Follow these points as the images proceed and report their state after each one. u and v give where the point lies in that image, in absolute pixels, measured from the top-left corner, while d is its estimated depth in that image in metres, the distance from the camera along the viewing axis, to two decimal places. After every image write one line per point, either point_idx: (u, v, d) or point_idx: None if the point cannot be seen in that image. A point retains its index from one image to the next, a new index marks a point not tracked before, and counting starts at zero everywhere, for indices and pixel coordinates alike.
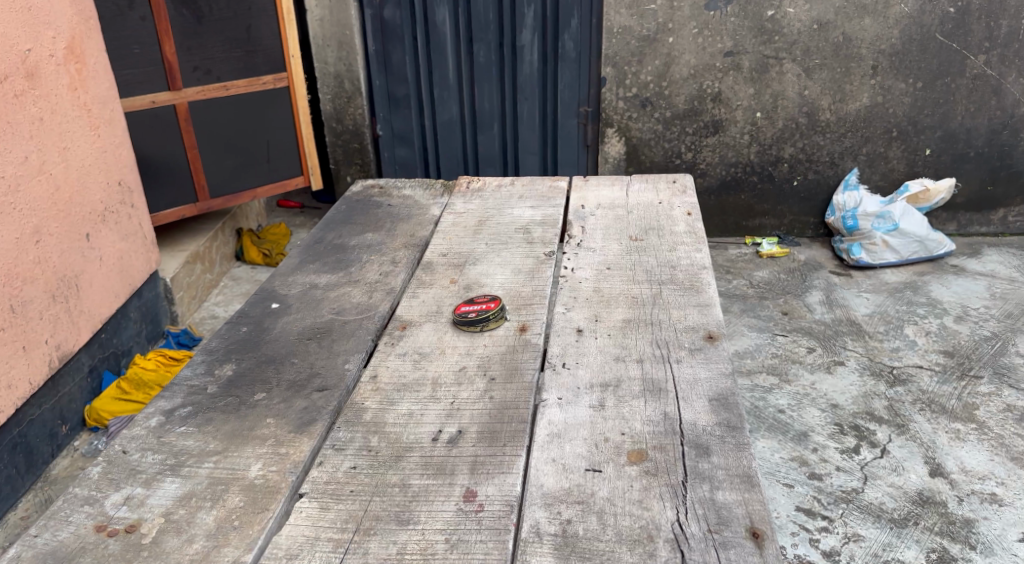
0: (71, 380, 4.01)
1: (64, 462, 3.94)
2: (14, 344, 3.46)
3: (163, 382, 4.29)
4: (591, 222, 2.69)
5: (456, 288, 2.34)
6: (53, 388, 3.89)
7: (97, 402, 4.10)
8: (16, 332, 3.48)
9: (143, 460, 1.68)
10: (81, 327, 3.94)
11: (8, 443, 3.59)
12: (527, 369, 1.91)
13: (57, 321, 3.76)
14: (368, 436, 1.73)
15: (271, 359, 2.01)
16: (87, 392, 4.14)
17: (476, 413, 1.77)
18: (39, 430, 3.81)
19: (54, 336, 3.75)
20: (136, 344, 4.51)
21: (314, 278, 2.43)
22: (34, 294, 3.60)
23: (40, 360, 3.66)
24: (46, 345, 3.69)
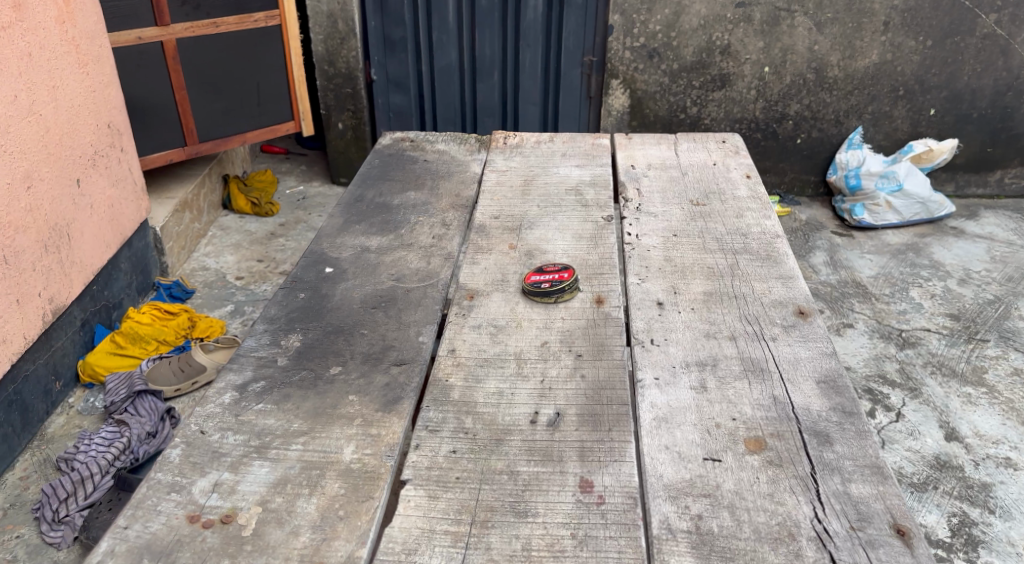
0: (63, 334, 3.83)
1: (60, 420, 3.79)
2: (8, 297, 3.28)
3: (164, 339, 4.13)
4: (646, 183, 2.60)
5: (517, 256, 2.20)
6: (46, 344, 3.71)
7: (91, 357, 3.94)
8: (10, 284, 3.29)
9: (225, 442, 1.58)
10: (73, 279, 3.74)
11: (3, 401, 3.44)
12: (615, 345, 1.83)
13: (50, 273, 3.56)
14: (461, 417, 1.63)
15: (337, 331, 1.89)
16: (81, 347, 3.97)
17: (572, 395, 1.68)
18: (33, 387, 3.64)
19: (47, 289, 3.55)
20: (128, 297, 4.32)
21: (365, 241, 2.24)
22: (27, 244, 3.39)
23: (33, 315, 3.47)
24: (39, 298, 3.50)
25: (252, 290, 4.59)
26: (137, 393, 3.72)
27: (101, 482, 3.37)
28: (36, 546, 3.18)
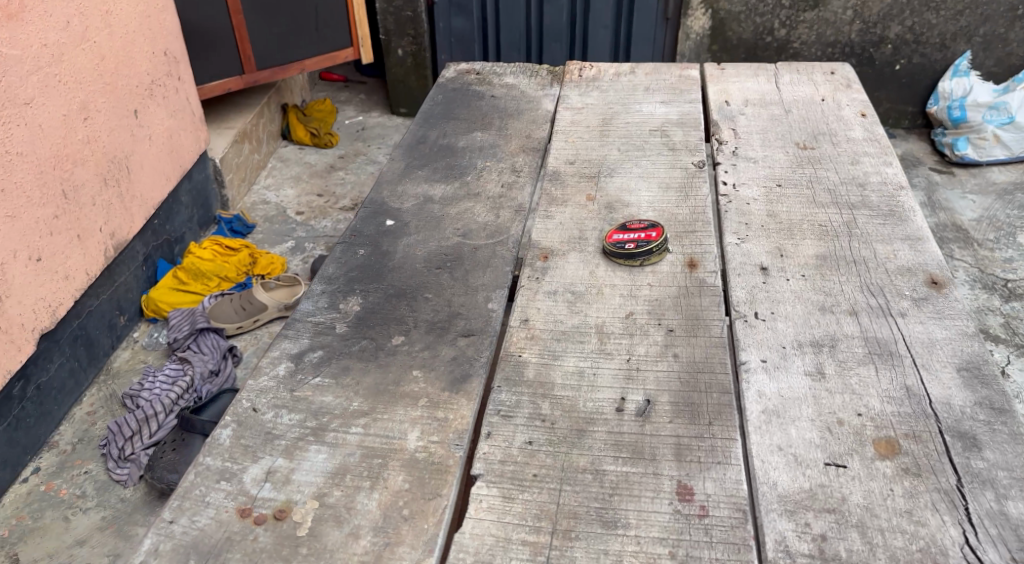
0: (126, 269, 3.77)
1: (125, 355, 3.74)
2: (68, 232, 3.21)
3: (224, 275, 4.05)
4: (743, 122, 2.33)
5: (595, 209, 1.97)
6: (110, 279, 3.67)
7: (154, 292, 3.88)
8: (70, 220, 3.23)
9: (279, 422, 1.41)
10: (134, 213, 3.66)
11: (69, 335, 3.40)
12: (713, 319, 1.61)
13: (111, 208, 3.47)
14: (537, 402, 1.45)
15: (399, 295, 1.71)
16: (144, 281, 3.90)
17: (665, 378, 1.48)
18: (98, 322, 3.60)
19: (108, 223, 3.48)
20: (189, 231, 4.22)
21: (427, 190, 2.05)
22: (86, 177, 3.30)
23: (95, 249, 3.40)
24: (101, 233, 3.42)
25: (312, 226, 4.45)
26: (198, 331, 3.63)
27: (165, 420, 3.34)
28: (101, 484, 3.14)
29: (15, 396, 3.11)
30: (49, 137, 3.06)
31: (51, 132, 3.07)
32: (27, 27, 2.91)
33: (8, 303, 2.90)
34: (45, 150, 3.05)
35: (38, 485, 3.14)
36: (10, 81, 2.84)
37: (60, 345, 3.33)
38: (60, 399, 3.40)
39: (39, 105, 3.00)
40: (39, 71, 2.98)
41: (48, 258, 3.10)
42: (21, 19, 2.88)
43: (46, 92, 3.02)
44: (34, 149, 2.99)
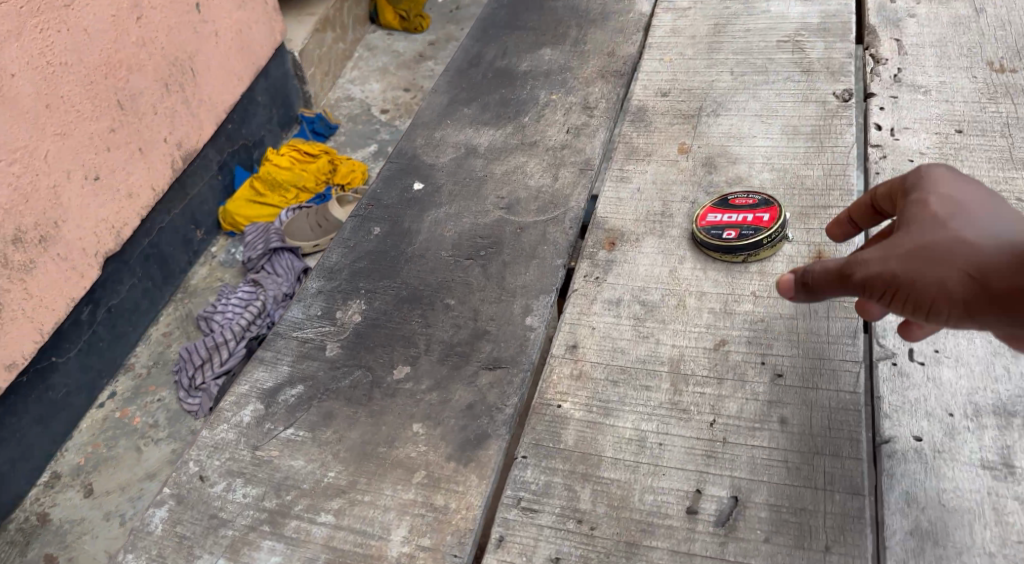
0: (200, 180, 2.88)
1: (202, 272, 2.87)
2: (125, 148, 2.31)
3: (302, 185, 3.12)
4: (913, 28, 1.68)
5: (689, 167, 1.48)
6: (183, 190, 2.79)
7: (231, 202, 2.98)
8: (129, 132, 2.32)
9: (229, 501, 1.06)
10: (206, 123, 2.65)
11: (139, 256, 2.56)
12: (842, 363, 1.13)
13: (178, 116, 2.51)
14: (574, 489, 1.03)
15: (413, 299, 1.30)
16: (220, 192, 3.00)
17: (764, 462, 1.03)
18: (172, 238, 2.74)
19: (174, 134, 2.51)
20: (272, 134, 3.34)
21: (472, 136, 1.61)
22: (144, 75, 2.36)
23: (162, 166, 2.48)
24: (167, 146, 2.48)
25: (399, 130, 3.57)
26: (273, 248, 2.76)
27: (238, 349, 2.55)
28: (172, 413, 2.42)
29: (83, 320, 2.34)
30: (96, 33, 2.17)
31: (98, 21, 2.17)
32: None
33: (64, 231, 2.15)
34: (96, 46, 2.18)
35: (111, 413, 2.42)
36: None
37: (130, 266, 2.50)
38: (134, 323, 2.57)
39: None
40: None
41: (110, 177, 2.27)
42: None
43: None
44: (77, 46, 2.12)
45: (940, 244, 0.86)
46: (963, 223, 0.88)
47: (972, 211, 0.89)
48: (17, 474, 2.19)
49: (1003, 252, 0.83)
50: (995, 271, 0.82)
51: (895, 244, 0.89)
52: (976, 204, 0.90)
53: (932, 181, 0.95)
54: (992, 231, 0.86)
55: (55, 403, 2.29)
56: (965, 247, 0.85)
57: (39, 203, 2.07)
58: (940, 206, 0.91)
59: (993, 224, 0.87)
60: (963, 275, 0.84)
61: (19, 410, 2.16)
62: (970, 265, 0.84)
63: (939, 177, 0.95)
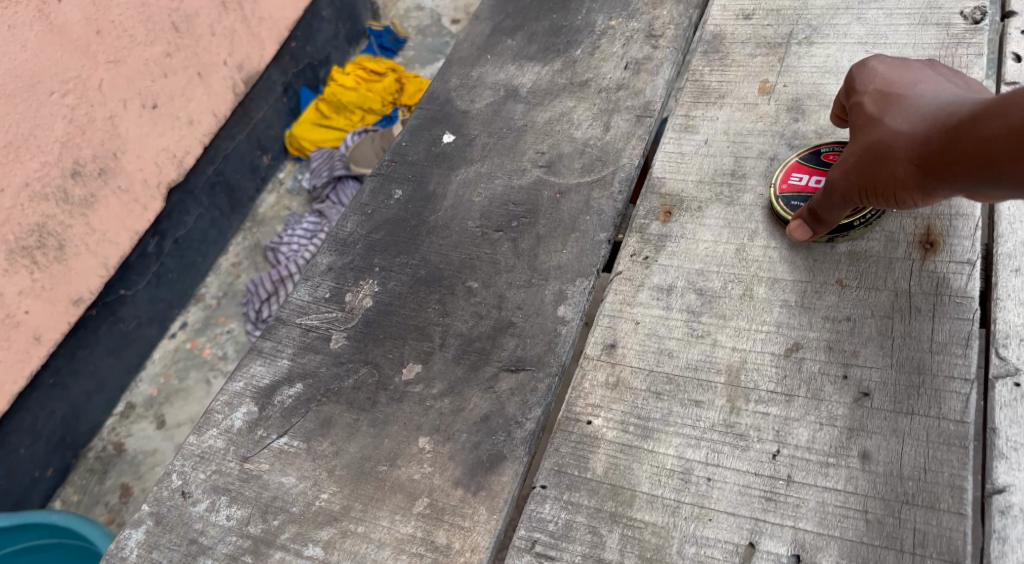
0: (264, 104, 2.67)
1: (270, 200, 2.73)
2: (183, 71, 2.11)
3: (368, 106, 2.88)
4: None
5: (770, 111, 1.22)
6: (247, 113, 2.58)
7: (296, 127, 2.79)
8: (185, 55, 2.12)
9: (212, 524, 0.94)
10: (269, 41, 2.42)
11: (205, 185, 2.40)
12: (947, 383, 0.90)
13: (236, 35, 2.28)
14: (602, 532, 0.87)
15: (432, 281, 1.12)
16: (284, 115, 2.80)
17: (837, 512, 0.84)
18: (238, 165, 2.57)
19: (234, 55, 2.29)
20: (335, 52, 3.07)
21: (514, 75, 1.39)
22: None
23: (222, 87, 2.26)
24: (226, 68, 2.26)
25: None
26: (337, 177, 2.60)
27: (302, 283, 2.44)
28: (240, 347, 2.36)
29: (150, 253, 2.23)
30: None
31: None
32: None
33: (124, 162, 1.99)
34: None
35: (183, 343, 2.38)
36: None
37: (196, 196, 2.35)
38: (203, 254, 2.47)
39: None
40: None
41: (169, 104, 2.08)
42: None
43: None
44: None
45: (880, 140, 0.91)
46: (894, 113, 0.92)
47: (905, 96, 0.93)
48: (91, 406, 2.16)
49: (930, 126, 0.87)
50: (930, 146, 0.86)
51: (847, 152, 0.94)
52: (908, 88, 0.94)
53: (864, 79, 0.99)
54: (924, 108, 0.90)
55: (127, 335, 2.23)
56: (901, 133, 0.89)
57: (98, 134, 1.91)
58: (875, 103, 0.95)
59: (923, 101, 0.91)
60: (911, 164, 0.88)
61: (91, 342, 2.10)
62: (910, 151, 0.88)
63: (870, 72, 0.99)
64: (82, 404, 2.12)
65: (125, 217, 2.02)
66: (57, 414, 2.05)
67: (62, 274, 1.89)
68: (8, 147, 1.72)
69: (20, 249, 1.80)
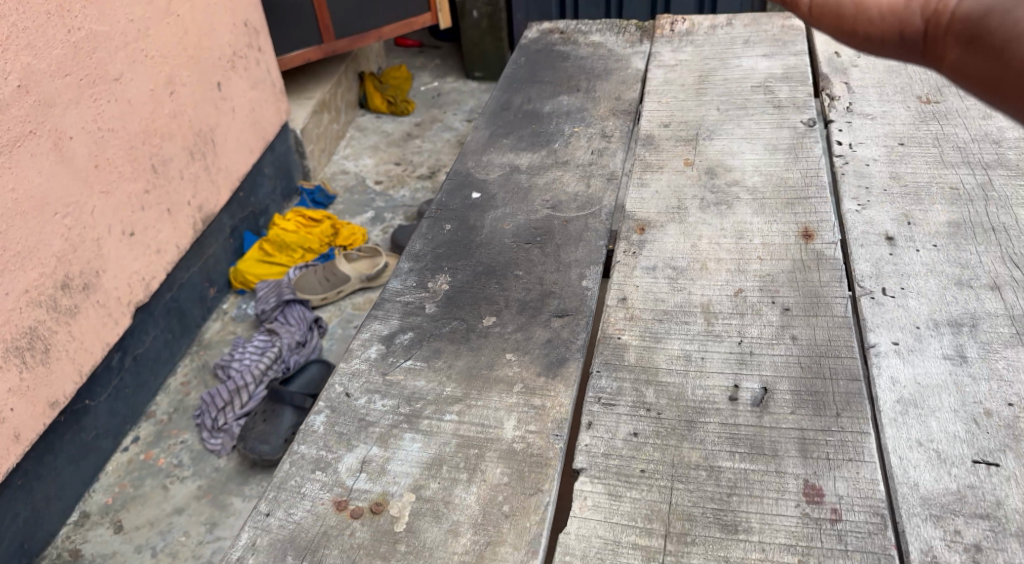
0: (214, 242, 3.14)
1: (216, 326, 3.11)
2: (159, 208, 2.70)
3: (308, 246, 3.41)
4: (856, 75, 2.09)
5: (695, 174, 1.83)
6: (199, 250, 3.04)
7: (241, 263, 3.25)
8: (161, 195, 2.72)
9: (372, 408, 1.36)
10: (222, 188, 3.10)
11: (162, 309, 2.82)
12: (834, 297, 1.46)
13: (198, 182, 2.93)
14: (641, 389, 1.33)
15: (489, 273, 1.61)
16: (231, 253, 3.28)
17: (784, 364, 1.35)
18: (190, 294, 2.99)
19: (196, 197, 2.93)
20: (273, 203, 3.59)
21: (513, 159, 1.96)
22: (174, 151, 2.78)
23: (185, 225, 2.87)
24: (189, 207, 2.89)
25: (393, 197, 3.85)
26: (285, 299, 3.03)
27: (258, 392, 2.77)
28: (197, 452, 2.62)
29: (114, 366, 2.56)
30: (136, 114, 2.57)
31: (140, 104, 2.59)
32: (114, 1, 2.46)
33: (103, 280, 2.45)
34: (136, 126, 2.58)
35: (137, 454, 2.61)
36: (94, 35, 2.38)
37: (154, 316, 2.75)
38: (155, 370, 2.79)
39: (129, 74, 2.54)
40: (127, 45, 2.53)
41: (143, 234, 2.62)
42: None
43: (134, 67, 2.56)
44: (124, 125, 2.52)
45: None
46: None
47: None
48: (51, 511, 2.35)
49: None
50: None
51: None
52: None
53: None
54: None
55: (86, 445, 2.47)
56: None
57: (86, 253, 2.38)
58: None
59: None
60: None
61: (57, 447, 2.34)
62: None
63: None
64: (43, 509, 2.32)
65: (99, 327, 2.44)
66: (20, 517, 2.23)
67: (44, 376, 2.22)
68: (18, 256, 2.14)
69: (14, 348, 2.13)
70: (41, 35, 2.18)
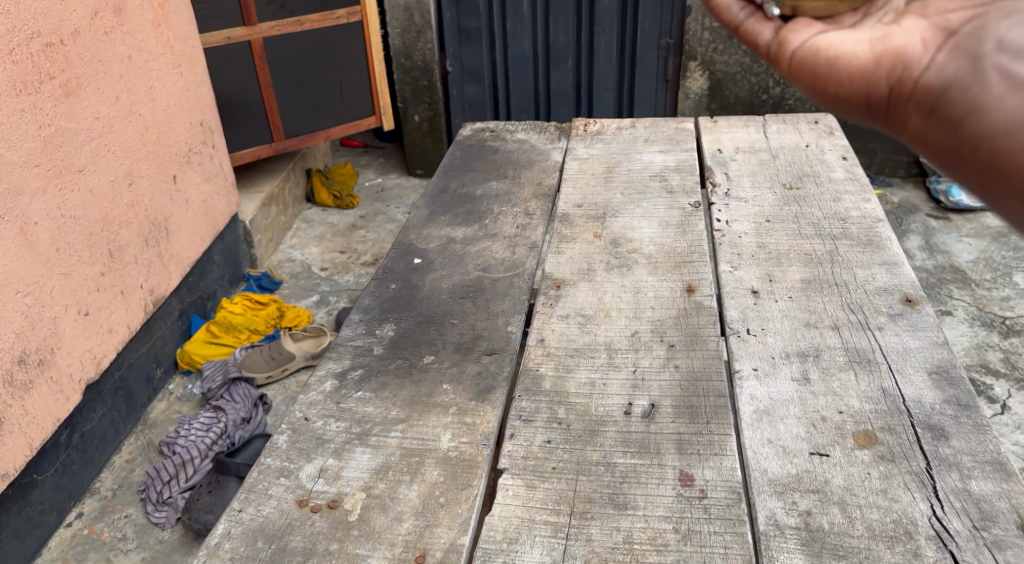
0: (163, 324, 3.35)
1: (161, 406, 3.28)
2: (114, 289, 2.93)
3: (255, 327, 3.63)
4: (734, 167, 2.51)
5: (603, 244, 2.19)
6: (148, 332, 3.24)
7: (189, 344, 3.44)
8: (115, 277, 2.95)
9: (328, 429, 1.61)
10: (173, 273, 3.33)
11: (110, 388, 2.99)
12: (709, 335, 1.80)
13: (151, 266, 3.18)
14: (554, 407, 1.63)
15: (428, 322, 1.91)
16: (179, 335, 3.48)
17: (668, 385, 1.67)
18: (137, 374, 3.17)
19: (149, 280, 3.16)
20: (221, 288, 3.83)
21: (450, 232, 2.29)
22: (129, 238, 3.03)
23: (136, 306, 3.09)
24: (141, 289, 3.11)
25: (338, 281, 4.12)
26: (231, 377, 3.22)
27: (202, 465, 2.90)
28: (141, 525, 2.74)
29: (61, 443, 2.72)
30: (97, 202, 2.84)
31: (100, 193, 2.86)
32: (82, 103, 2.76)
33: (56, 357, 2.62)
34: (96, 214, 2.83)
35: (80, 530, 2.72)
36: (62, 131, 2.66)
37: (102, 395, 2.92)
38: (101, 447, 2.94)
39: (92, 166, 2.81)
40: (92, 141, 2.81)
41: (96, 314, 2.83)
42: (76, 97, 2.73)
43: (98, 161, 2.84)
44: (85, 212, 2.78)
45: None
46: None
47: None
48: None
49: None
50: None
51: None
52: None
53: None
54: None
55: (31, 519, 2.59)
56: None
57: (42, 331, 2.56)
58: None
59: None
60: None
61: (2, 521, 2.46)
62: None
63: None
64: None
65: (52, 404, 2.60)
66: None
67: None
68: None
69: None
70: (15, 130, 2.45)
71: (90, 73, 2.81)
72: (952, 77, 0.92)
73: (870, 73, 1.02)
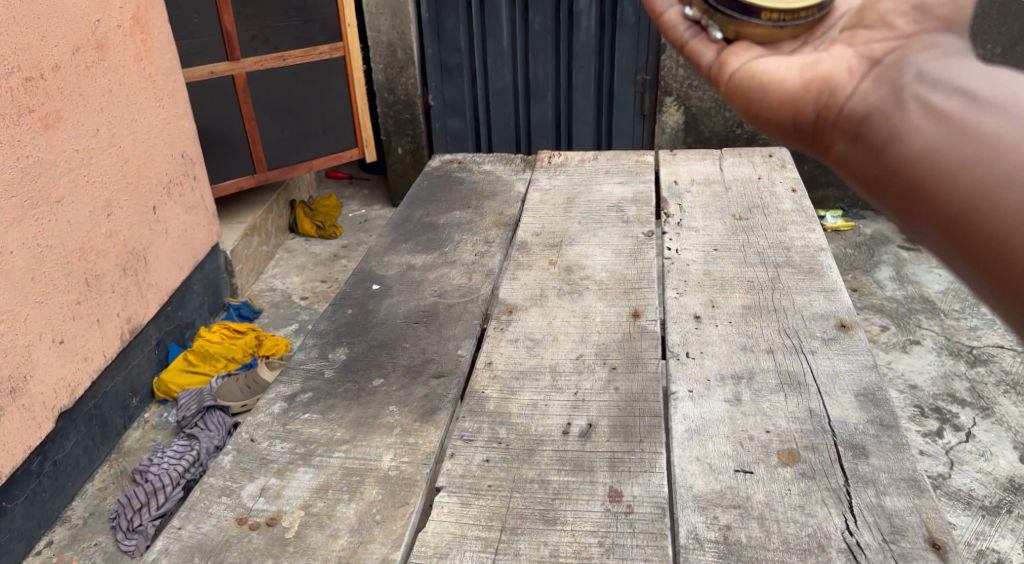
0: (139, 352, 3.39)
1: (135, 434, 3.31)
2: (90, 317, 2.98)
3: (232, 355, 3.66)
4: (687, 198, 2.58)
5: (557, 271, 2.25)
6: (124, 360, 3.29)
7: (165, 373, 3.48)
8: (92, 305, 3.00)
9: (272, 449, 1.66)
10: (151, 302, 3.39)
11: (85, 416, 3.02)
12: (650, 358, 1.85)
13: (129, 295, 3.23)
14: (495, 428, 1.68)
15: (381, 346, 1.96)
16: (154, 364, 3.52)
17: (607, 405, 1.72)
18: (112, 402, 3.21)
19: (126, 308, 3.22)
20: (200, 316, 3.88)
21: (410, 259, 2.36)
22: (107, 267, 3.09)
23: (112, 334, 3.13)
24: (118, 317, 3.16)
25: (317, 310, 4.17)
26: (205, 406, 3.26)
27: (174, 494, 2.92)
28: (109, 553, 2.76)
29: (32, 470, 2.74)
30: (75, 232, 2.90)
31: (78, 223, 2.92)
32: (61, 135, 2.83)
33: (29, 385, 2.65)
34: (73, 243, 2.89)
35: (48, 558, 2.74)
36: (40, 162, 2.73)
37: (76, 422, 2.95)
38: (73, 475, 2.97)
39: (70, 197, 2.87)
40: (70, 172, 2.88)
41: (71, 341, 2.87)
42: (55, 130, 2.81)
43: (76, 192, 2.91)
44: (62, 242, 2.84)
45: None
46: None
47: None
48: None
49: None
50: None
51: None
52: None
53: None
54: None
55: None
56: None
57: (16, 358, 2.60)
58: None
59: None
60: None
61: None
62: None
63: None
64: None
65: (24, 431, 2.63)
66: None
67: None
68: None
69: None
70: None
71: (70, 107, 2.89)
72: (872, 105, 0.95)
73: (798, 98, 1.05)
